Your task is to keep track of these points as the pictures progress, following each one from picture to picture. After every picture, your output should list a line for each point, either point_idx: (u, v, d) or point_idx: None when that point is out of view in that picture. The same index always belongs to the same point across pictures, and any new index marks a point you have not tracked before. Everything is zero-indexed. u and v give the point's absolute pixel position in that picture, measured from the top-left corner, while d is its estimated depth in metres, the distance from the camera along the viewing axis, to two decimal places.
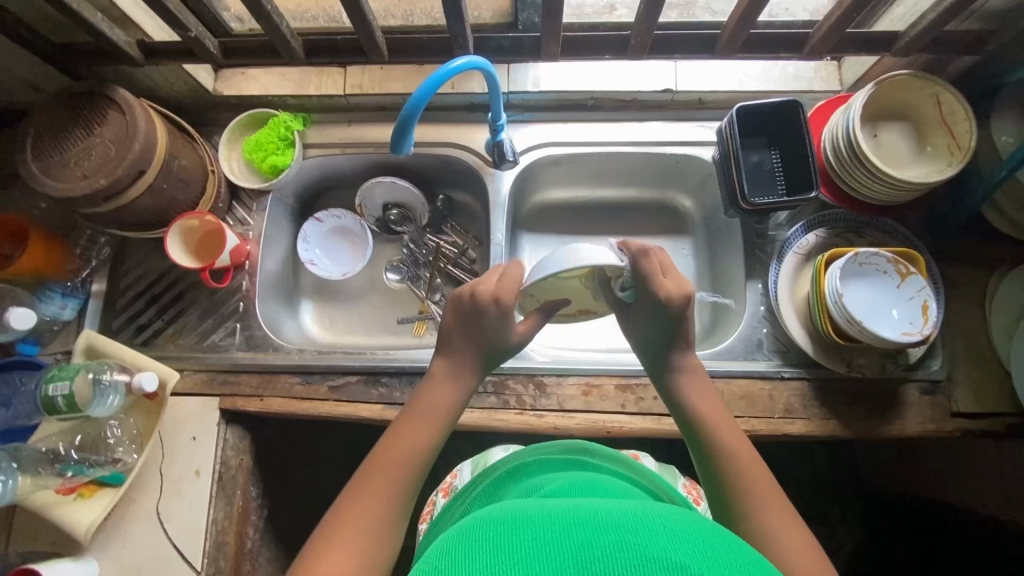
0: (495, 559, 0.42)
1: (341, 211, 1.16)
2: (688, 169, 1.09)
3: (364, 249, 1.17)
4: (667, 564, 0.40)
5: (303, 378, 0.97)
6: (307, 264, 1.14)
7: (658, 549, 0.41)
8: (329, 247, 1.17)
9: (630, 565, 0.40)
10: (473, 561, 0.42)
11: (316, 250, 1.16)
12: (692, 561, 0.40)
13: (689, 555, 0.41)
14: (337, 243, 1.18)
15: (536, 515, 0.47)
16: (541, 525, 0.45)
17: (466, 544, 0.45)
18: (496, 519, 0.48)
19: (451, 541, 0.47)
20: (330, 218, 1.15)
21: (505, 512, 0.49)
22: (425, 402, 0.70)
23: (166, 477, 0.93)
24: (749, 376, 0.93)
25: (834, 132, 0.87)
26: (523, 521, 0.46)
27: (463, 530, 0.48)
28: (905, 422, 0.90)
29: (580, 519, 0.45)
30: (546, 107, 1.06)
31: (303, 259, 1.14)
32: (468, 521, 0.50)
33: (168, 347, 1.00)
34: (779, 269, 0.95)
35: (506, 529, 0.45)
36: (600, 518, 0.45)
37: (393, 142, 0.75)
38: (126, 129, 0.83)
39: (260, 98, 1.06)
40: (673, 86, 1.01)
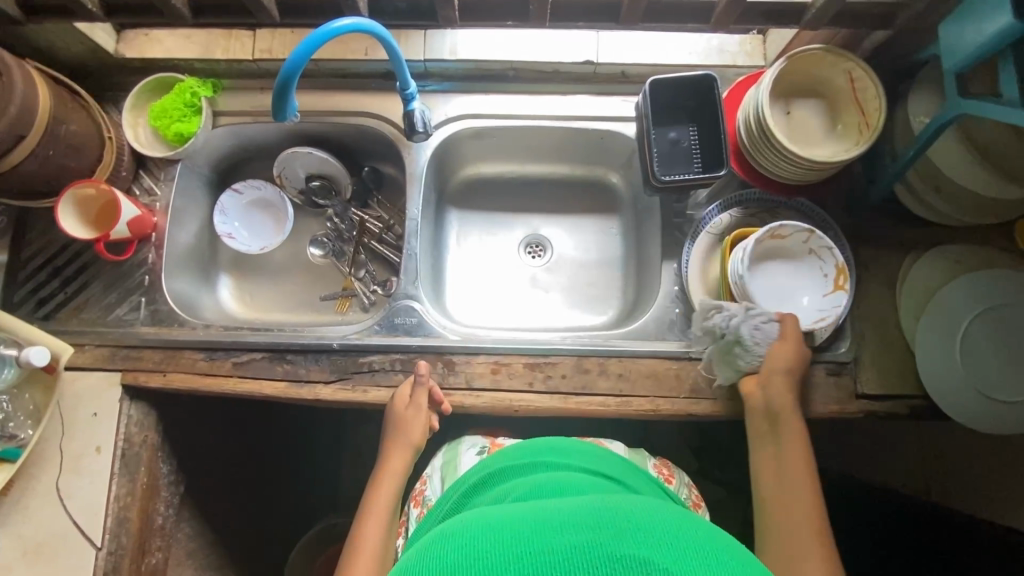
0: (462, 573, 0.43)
1: (260, 182, 1.12)
2: (614, 146, 1.06)
3: (285, 223, 1.13)
4: (625, 563, 0.41)
5: (207, 354, 0.94)
6: (224, 237, 1.11)
7: (619, 548, 0.42)
8: (252, 221, 1.14)
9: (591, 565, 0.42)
10: None
11: (235, 223, 1.12)
12: (654, 555, 0.42)
13: (648, 547, 0.43)
14: (257, 216, 1.14)
15: (496, 524, 0.48)
16: (503, 533, 0.46)
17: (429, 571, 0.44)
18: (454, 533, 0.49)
19: (416, 561, 0.47)
20: (248, 189, 1.12)
21: (465, 525, 0.50)
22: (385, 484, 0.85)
23: (66, 453, 0.92)
24: (659, 357, 0.92)
25: (747, 109, 0.85)
26: (480, 533, 0.47)
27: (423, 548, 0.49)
28: (809, 404, 0.90)
29: (538, 525, 0.47)
30: (466, 77, 1.02)
31: (220, 232, 1.11)
32: (430, 539, 0.51)
33: (70, 321, 0.98)
34: (691, 248, 0.94)
35: (466, 542, 0.46)
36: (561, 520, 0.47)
37: (274, 110, 0.72)
38: (1, 91, 0.78)
39: (166, 62, 1.01)
40: (594, 58, 0.98)
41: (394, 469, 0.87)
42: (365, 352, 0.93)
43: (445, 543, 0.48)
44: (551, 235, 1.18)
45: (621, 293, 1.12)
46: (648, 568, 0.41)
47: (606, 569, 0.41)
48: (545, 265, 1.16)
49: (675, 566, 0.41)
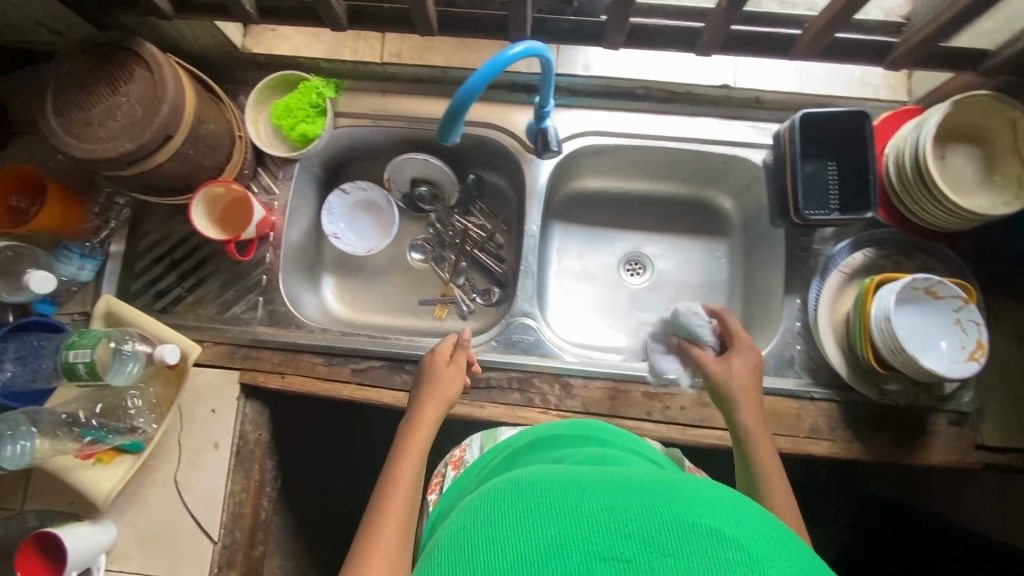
0: (524, 521, 0.41)
1: (366, 183, 1.11)
2: (735, 171, 1.04)
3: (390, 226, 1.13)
4: (699, 530, 0.38)
5: (325, 359, 0.95)
6: (331, 237, 1.10)
7: (688, 516, 0.39)
8: (353, 220, 1.14)
9: (660, 525, 0.39)
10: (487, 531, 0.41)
11: (341, 224, 1.12)
12: (723, 525, 0.39)
13: (721, 518, 0.40)
14: (361, 216, 1.14)
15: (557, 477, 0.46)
16: (566, 485, 0.43)
17: (482, 520, 0.43)
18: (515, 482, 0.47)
19: (474, 511, 0.45)
20: (355, 190, 1.10)
21: (524, 476, 0.48)
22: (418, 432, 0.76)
23: (185, 447, 0.93)
24: (777, 394, 0.92)
25: (902, 149, 0.83)
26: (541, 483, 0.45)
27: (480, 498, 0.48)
28: (928, 451, 0.90)
29: (604, 481, 0.44)
30: (593, 93, 1.00)
31: (327, 232, 1.10)
32: (487, 489, 0.49)
33: (188, 317, 0.98)
34: (820, 286, 0.93)
35: (527, 491, 0.44)
36: (627, 482, 0.44)
37: (441, 130, 0.71)
38: (154, 89, 0.77)
39: (291, 60, 1.00)
40: (731, 82, 0.97)
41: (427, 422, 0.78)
42: (483, 367, 0.93)
43: (506, 492, 0.46)
44: (653, 254, 1.16)
45: None
46: (722, 539, 0.38)
47: (674, 532, 0.38)
48: (646, 284, 1.15)
49: (748, 540, 0.39)
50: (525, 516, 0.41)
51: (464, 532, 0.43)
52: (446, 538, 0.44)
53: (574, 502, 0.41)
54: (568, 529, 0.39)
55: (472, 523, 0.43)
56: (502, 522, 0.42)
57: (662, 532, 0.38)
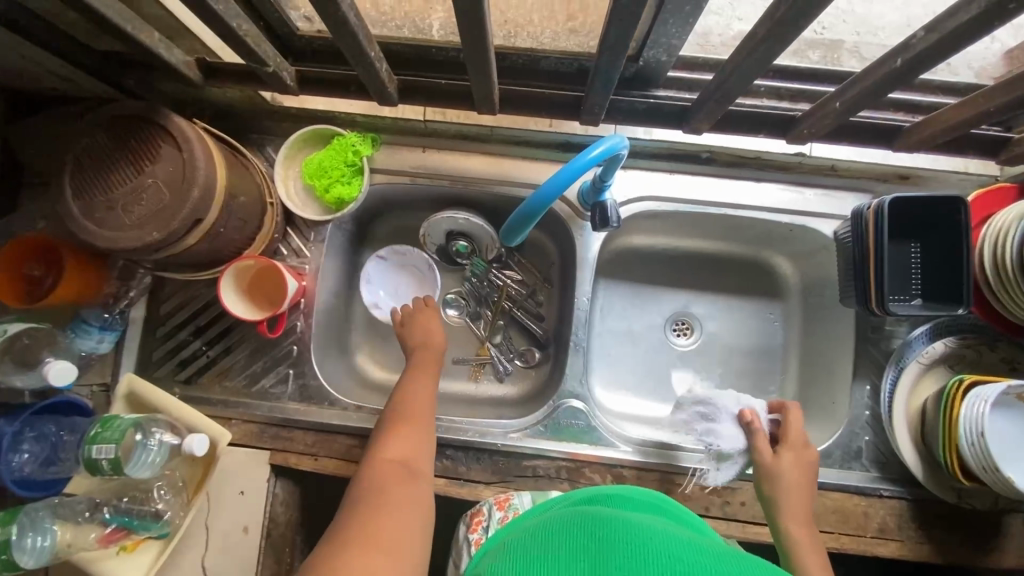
0: (579, 554, 0.44)
1: (408, 248, 1.03)
2: (801, 238, 0.97)
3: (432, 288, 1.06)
4: None
5: (361, 440, 0.89)
6: (370, 307, 1.03)
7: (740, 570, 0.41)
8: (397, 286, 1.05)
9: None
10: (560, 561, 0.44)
11: (381, 291, 1.04)
12: None
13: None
14: (407, 281, 1.06)
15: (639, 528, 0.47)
16: (623, 531, 0.46)
17: (555, 553, 0.45)
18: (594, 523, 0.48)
19: (535, 539, 0.49)
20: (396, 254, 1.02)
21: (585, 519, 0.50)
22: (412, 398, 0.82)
23: (212, 532, 0.88)
24: (844, 490, 0.86)
25: (1001, 241, 0.75)
26: (620, 529, 0.46)
27: (556, 528, 0.50)
28: (1003, 555, 0.85)
29: (660, 535, 0.46)
30: (653, 154, 0.92)
31: (366, 302, 1.03)
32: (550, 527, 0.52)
33: (213, 389, 0.92)
34: (896, 377, 0.86)
35: (587, 532, 0.47)
36: (687, 545, 0.45)
37: (507, 229, 0.66)
38: (184, 169, 0.69)
39: (325, 113, 0.92)
40: (806, 150, 0.88)
41: (418, 385, 0.85)
42: (530, 454, 0.88)
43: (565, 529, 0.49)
44: (701, 316, 1.10)
45: (779, 388, 1.05)
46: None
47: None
48: (694, 346, 1.09)
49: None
50: (582, 550, 0.44)
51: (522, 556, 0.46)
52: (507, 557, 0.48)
53: (629, 542, 0.44)
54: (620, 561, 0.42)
55: (533, 549, 0.47)
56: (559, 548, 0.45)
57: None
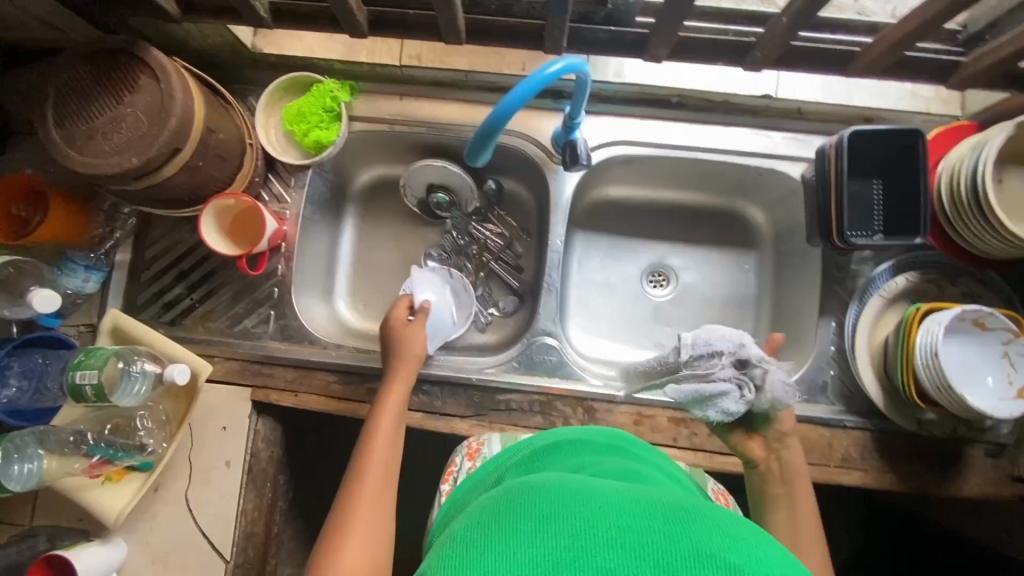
0: (535, 531, 0.40)
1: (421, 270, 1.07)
2: (770, 184, 0.99)
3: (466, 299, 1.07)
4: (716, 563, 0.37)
5: (340, 377, 0.92)
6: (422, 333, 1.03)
7: (709, 546, 0.38)
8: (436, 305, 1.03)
9: (680, 557, 0.37)
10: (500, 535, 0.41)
11: None
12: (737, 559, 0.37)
13: (744, 556, 0.38)
14: None
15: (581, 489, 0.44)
16: (579, 500, 0.42)
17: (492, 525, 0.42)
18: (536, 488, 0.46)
19: (487, 511, 0.45)
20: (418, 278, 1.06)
21: (540, 484, 0.47)
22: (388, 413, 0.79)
23: (196, 465, 0.91)
24: (810, 421, 0.88)
25: (957, 171, 0.77)
26: (562, 492, 0.44)
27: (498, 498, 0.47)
28: (964, 483, 0.87)
29: (621, 501, 0.42)
30: (624, 100, 0.95)
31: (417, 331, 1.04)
32: (503, 492, 0.48)
33: (197, 330, 0.95)
34: (858, 311, 0.89)
35: (542, 500, 0.43)
36: (648, 503, 0.43)
37: (470, 152, 0.68)
38: (162, 99, 0.72)
39: (305, 60, 0.94)
40: (772, 92, 0.90)
41: (391, 406, 0.80)
42: (503, 388, 0.90)
43: (519, 499, 0.45)
44: (677, 267, 1.12)
45: (752, 335, 1.07)
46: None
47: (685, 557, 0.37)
48: (669, 296, 1.11)
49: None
50: (537, 524, 0.40)
51: (473, 531, 0.42)
52: (456, 532, 0.44)
53: (585, 519, 0.40)
54: (579, 545, 0.38)
55: (483, 523, 0.43)
56: (512, 526, 0.41)
57: (678, 561, 0.37)
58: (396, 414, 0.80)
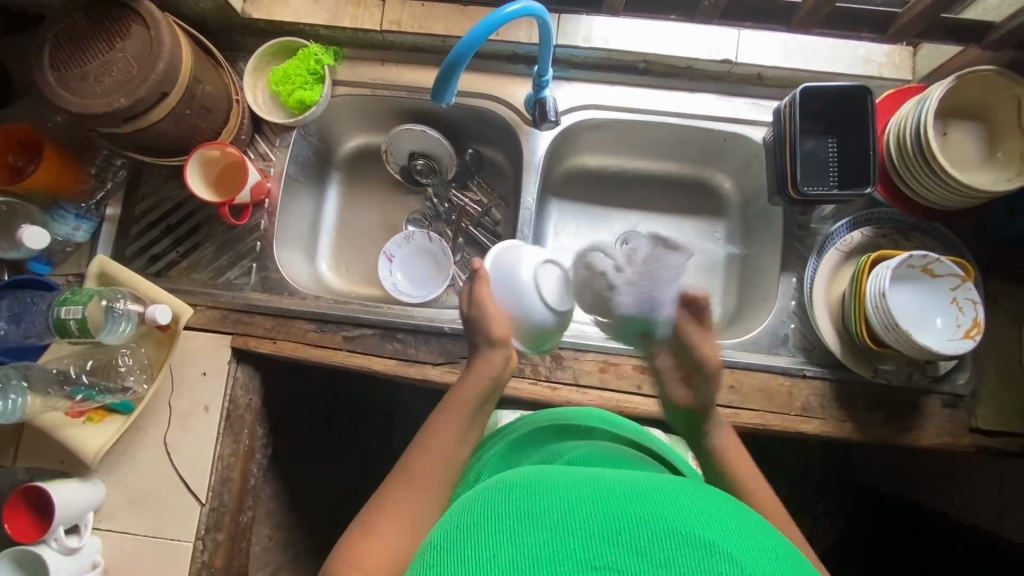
0: (520, 526, 0.43)
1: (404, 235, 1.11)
2: (735, 149, 1.02)
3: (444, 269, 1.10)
4: (693, 539, 0.41)
5: (317, 325, 0.95)
6: (393, 291, 1.08)
7: (686, 526, 0.42)
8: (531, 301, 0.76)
9: (656, 537, 0.41)
10: (495, 528, 0.43)
11: (397, 273, 1.10)
12: (710, 535, 0.42)
13: (711, 530, 0.43)
14: (421, 264, 1.11)
15: (562, 483, 0.48)
16: (560, 493, 0.46)
17: (484, 520, 0.45)
18: (521, 484, 0.49)
19: (473, 507, 0.48)
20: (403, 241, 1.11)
21: (520, 479, 0.51)
22: (468, 387, 0.70)
23: (175, 409, 0.93)
24: (771, 371, 0.91)
25: (903, 124, 0.81)
26: (545, 488, 0.47)
27: (486, 494, 0.50)
28: (922, 432, 0.89)
29: (601, 490, 0.47)
30: (593, 66, 1.00)
31: (388, 288, 1.09)
32: (488, 487, 0.52)
33: (181, 281, 0.98)
34: (816, 265, 0.92)
35: (527, 494, 0.47)
36: (621, 490, 0.47)
37: (435, 90, 0.72)
38: (150, 45, 0.77)
39: (291, 26, 1.00)
40: (733, 57, 0.95)
41: (467, 401, 0.69)
42: None
43: (504, 494, 0.48)
44: (656, 233, 1.11)
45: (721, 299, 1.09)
46: (715, 551, 0.40)
47: (668, 538, 0.41)
48: None
49: (732, 549, 0.41)
50: (520, 521, 0.44)
51: (461, 528, 0.45)
52: (444, 529, 0.47)
53: (572, 512, 0.44)
54: (562, 536, 0.42)
55: (470, 520, 0.46)
56: (501, 524, 0.44)
57: (655, 543, 0.41)
58: (472, 413, 0.69)
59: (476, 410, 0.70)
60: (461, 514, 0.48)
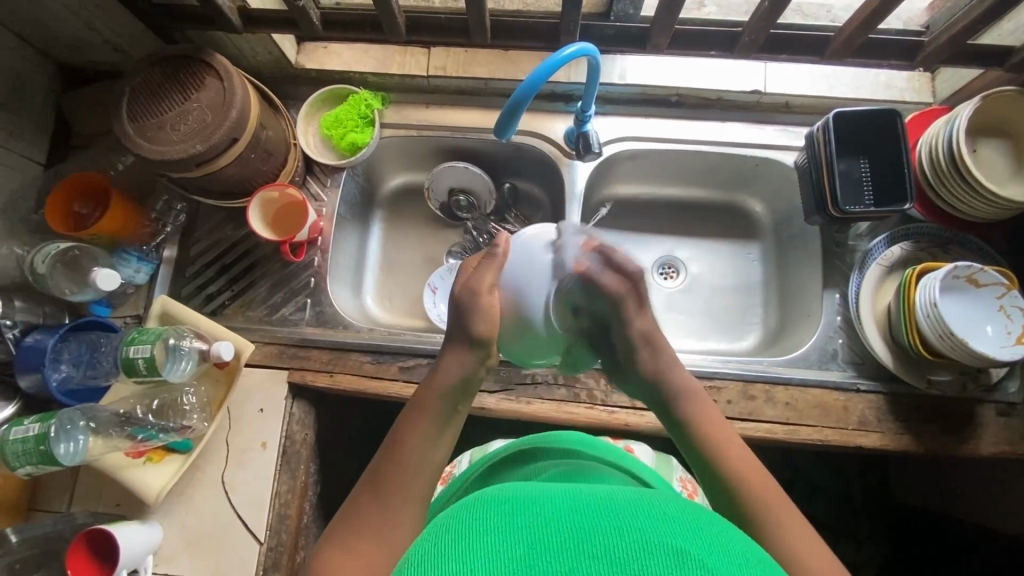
0: (495, 541, 0.44)
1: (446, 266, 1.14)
2: (767, 173, 1.07)
3: None
4: (665, 548, 0.42)
5: (373, 357, 0.97)
6: (436, 321, 1.10)
7: (658, 536, 0.43)
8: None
9: (633, 551, 0.42)
10: (474, 540, 0.44)
11: (440, 305, 1.13)
12: (688, 545, 0.43)
13: (682, 538, 0.43)
14: None
15: (539, 498, 0.49)
16: (541, 512, 0.47)
17: (463, 530, 0.46)
18: (497, 499, 0.50)
19: (452, 519, 0.49)
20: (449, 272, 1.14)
21: (502, 494, 0.52)
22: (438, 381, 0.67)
23: (233, 447, 0.94)
24: (824, 386, 0.92)
25: (934, 143, 0.86)
26: (525, 501, 0.49)
27: (463, 509, 0.51)
28: (980, 442, 0.89)
29: (577, 504, 0.48)
30: (628, 100, 1.05)
31: (433, 318, 1.11)
32: (466, 503, 0.53)
33: (237, 319, 1.00)
34: (860, 280, 0.94)
35: (507, 509, 0.48)
36: (591, 505, 0.48)
37: (498, 127, 0.76)
38: (223, 95, 0.82)
39: (341, 75, 1.06)
40: (761, 87, 1.00)
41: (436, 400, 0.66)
42: (528, 363, 0.94)
43: (480, 511, 0.49)
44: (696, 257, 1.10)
45: (761, 319, 1.11)
46: (688, 559, 0.41)
47: (645, 550, 0.42)
48: (680, 287, 1.15)
49: (700, 552, 0.42)
50: (498, 535, 0.44)
51: (440, 539, 0.46)
52: (424, 540, 0.48)
53: (549, 526, 0.45)
54: (535, 549, 0.43)
55: (448, 534, 0.47)
56: (478, 538, 0.44)
57: (633, 555, 0.41)
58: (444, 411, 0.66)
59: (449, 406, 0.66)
60: (438, 529, 0.48)
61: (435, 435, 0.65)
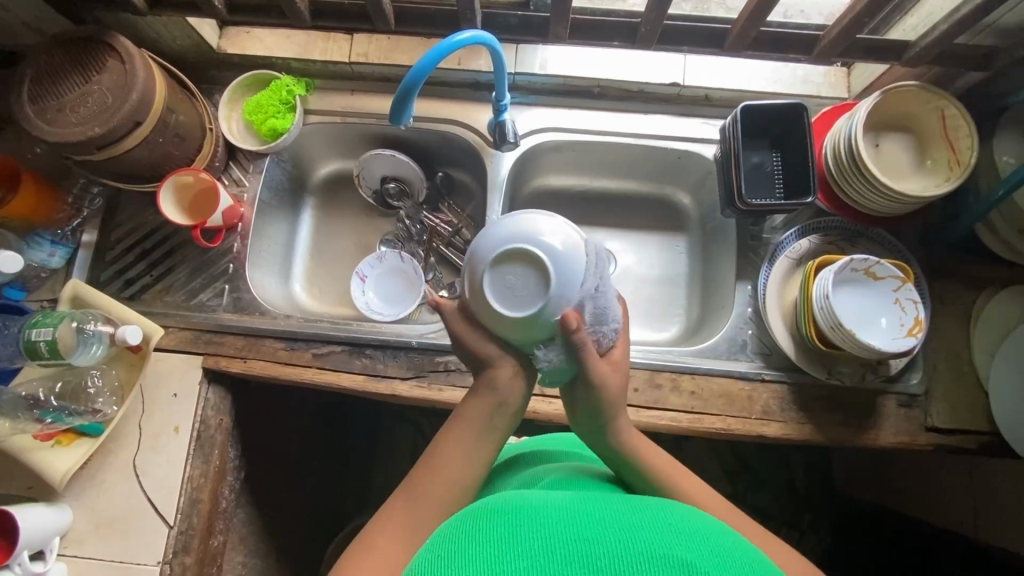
0: (504, 554, 0.46)
1: (375, 255, 1.14)
2: (689, 166, 1.07)
3: (416, 290, 1.12)
4: (672, 561, 0.44)
5: (287, 343, 0.97)
6: (365, 309, 1.10)
7: (667, 550, 0.45)
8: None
9: (639, 563, 0.44)
10: (483, 557, 0.46)
11: (368, 292, 1.13)
12: (694, 558, 0.45)
13: (692, 552, 0.46)
14: (394, 283, 1.14)
15: (544, 506, 0.52)
16: (550, 520, 0.49)
17: (472, 543, 0.48)
18: (503, 508, 0.52)
19: (459, 530, 0.51)
20: (380, 260, 1.13)
21: (507, 502, 0.53)
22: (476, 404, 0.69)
23: (145, 431, 0.94)
24: (730, 376, 0.93)
25: (837, 138, 0.87)
26: (530, 511, 0.51)
27: (469, 518, 0.53)
28: (879, 433, 0.91)
29: (585, 514, 0.50)
30: (551, 91, 1.06)
31: (361, 306, 1.11)
32: (472, 510, 0.55)
33: (155, 304, 1.00)
34: (769, 271, 0.95)
35: (511, 519, 0.50)
36: (602, 515, 0.50)
37: (392, 113, 0.76)
38: (124, 78, 0.81)
39: (264, 60, 1.05)
40: (680, 80, 1.01)
41: (471, 420, 0.67)
42: (442, 351, 0.95)
43: (487, 519, 0.51)
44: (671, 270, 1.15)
45: (685, 311, 1.12)
46: (693, 571, 0.44)
47: (653, 564, 0.44)
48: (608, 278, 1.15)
49: (708, 566, 0.45)
50: (509, 549, 0.46)
51: (447, 551, 0.48)
52: (429, 551, 0.49)
53: (561, 536, 0.47)
54: (545, 563, 0.45)
55: (454, 547, 0.48)
56: (490, 551, 0.46)
57: (641, 566, 0.44)
58: (482, 437, 0.67)
59: (488, 434, 0.68)
60: (448, 537, 0.50)
61: (474, 448, 0.66)
